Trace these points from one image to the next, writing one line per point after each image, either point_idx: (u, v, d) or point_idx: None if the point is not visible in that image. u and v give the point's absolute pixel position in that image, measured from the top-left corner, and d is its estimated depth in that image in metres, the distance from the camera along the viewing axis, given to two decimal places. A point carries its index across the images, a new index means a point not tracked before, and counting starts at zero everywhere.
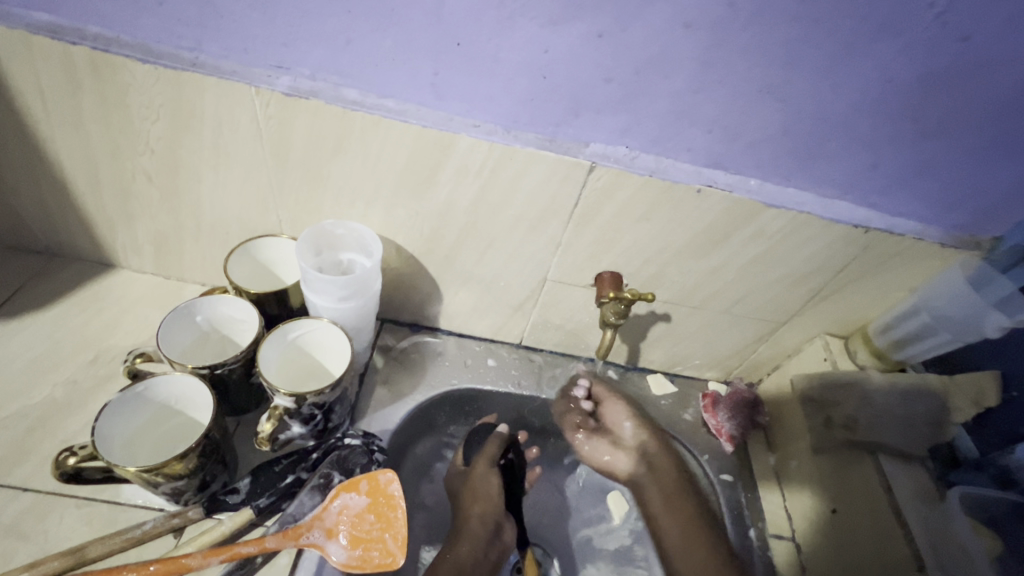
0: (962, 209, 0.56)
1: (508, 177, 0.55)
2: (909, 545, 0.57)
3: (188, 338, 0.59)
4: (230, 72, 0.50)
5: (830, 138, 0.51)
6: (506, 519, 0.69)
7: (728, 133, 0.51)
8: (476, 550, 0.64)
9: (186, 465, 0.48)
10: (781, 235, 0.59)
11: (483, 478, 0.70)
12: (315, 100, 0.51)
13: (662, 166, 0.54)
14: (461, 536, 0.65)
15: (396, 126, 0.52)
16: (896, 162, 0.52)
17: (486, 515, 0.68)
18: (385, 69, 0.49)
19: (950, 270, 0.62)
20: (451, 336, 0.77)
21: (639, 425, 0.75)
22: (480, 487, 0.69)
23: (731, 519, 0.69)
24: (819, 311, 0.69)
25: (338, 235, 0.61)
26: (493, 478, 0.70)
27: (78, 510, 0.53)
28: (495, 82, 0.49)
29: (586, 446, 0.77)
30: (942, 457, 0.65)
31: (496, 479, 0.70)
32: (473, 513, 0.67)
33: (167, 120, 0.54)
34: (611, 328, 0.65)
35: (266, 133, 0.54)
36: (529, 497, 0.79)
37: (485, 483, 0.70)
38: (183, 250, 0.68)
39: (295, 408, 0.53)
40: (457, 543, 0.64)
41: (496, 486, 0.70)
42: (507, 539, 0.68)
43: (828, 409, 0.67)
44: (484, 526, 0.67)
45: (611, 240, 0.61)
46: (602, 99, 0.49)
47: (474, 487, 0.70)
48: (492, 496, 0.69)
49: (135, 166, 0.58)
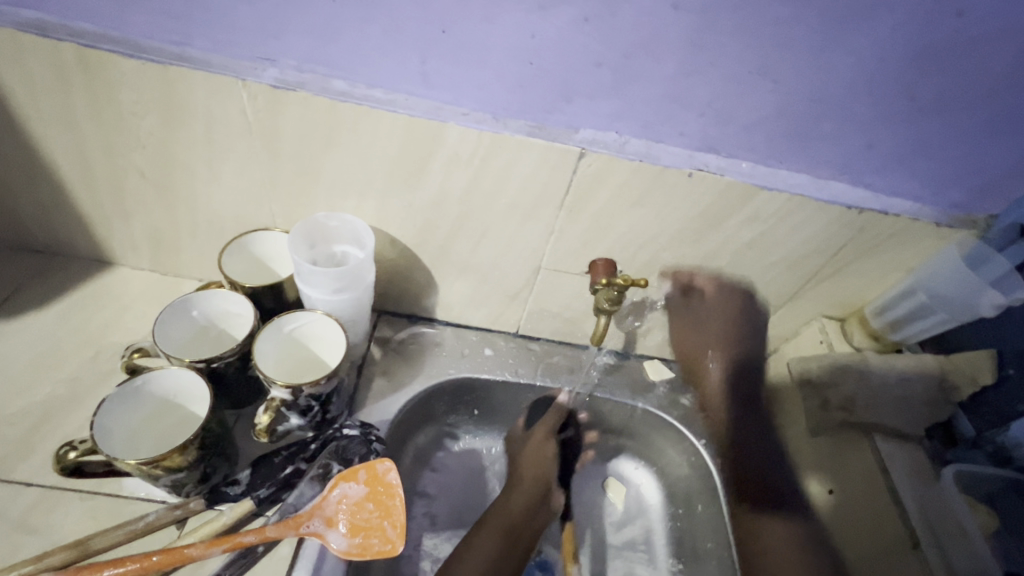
0: (959, 187, 0.56)
1: (500, 166, 0.55)
2: (903, 523, 0.58)
3: (185, 332, 0.60)
4: (218, 66, 0.50)
5: (824, 117, 0.50)
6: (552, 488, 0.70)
7: (720, 116, 0.51)
8: (520, 508, 0.65)
9: (186, 458, 0.49)
10: (775, 217, 0.59)
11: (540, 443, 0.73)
12: (303, 92, 0.50)
13: (653, 151, 0.54)
14: (515, 488, 0.67)
15: (387, 116, 0.52)
16: (891, 141, 0.52)
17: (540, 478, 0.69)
18: (373, 59, 0.49)
19: (946, 250, 0.61)
20: (448, 326, 0.77)
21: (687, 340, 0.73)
22: (535, 450, 0.72)
23: (727, 503, 0.66)
24: (816, 294, 0.69)
25: (331, 228, 0.61)
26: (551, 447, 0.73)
27: (82, 504, 0.54)
28: (484, 69, 0.49)
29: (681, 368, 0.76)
30: (940, 436, 0.66)
31: (553, 446, 0.73)
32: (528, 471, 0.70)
33: (157, 115, 0.53)
34: (605, 316, 0.64)
35: (256, 126, 0.53)
36: (575, 481, 0.77)
37: (540, 449, 0.73)
38: (179, 246, 0.68)
39: (292, 400, 0.54)
40: (508, 498, 0.66)
41: (551, 454, 0.73)
42: (553, 505, 0.69)
43: (825, 391, 0.66)
44: (536, 486, 0.68)
45: (604, 227, 0.61)
46: (592, 84, 0.49)
47: (532, 449, 0.72)
48: (547, 463, 0.71)
49: (128, 163, 0.58)
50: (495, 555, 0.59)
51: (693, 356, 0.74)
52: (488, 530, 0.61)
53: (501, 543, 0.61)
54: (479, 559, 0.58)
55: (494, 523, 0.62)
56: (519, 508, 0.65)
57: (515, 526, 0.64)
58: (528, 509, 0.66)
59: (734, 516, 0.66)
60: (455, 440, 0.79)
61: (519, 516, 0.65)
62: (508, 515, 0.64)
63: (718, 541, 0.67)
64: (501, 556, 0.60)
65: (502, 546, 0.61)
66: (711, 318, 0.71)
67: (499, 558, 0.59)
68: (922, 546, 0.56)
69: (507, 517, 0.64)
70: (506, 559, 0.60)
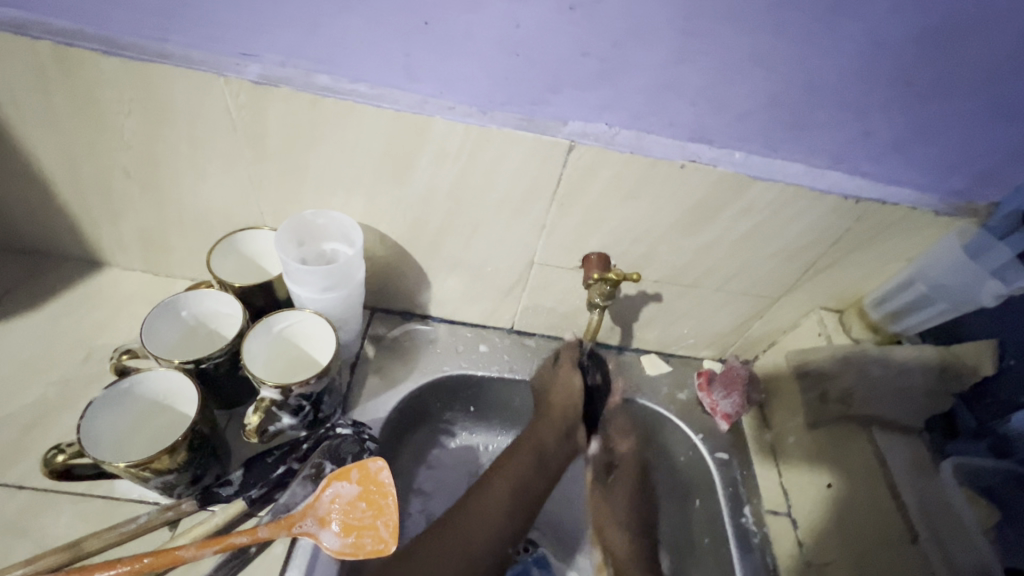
0: (959, 173, 0.55)
1: (489, 160, 0.54)
2: (903, 518, 0.56)
3: (174, 333, 0.59)
4: (199, 62, 0.49)
5: (819, 105, 0.49)
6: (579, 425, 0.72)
7: (711, 105, 0.50)
8: (548, 446, 0.71)
9: (175, 460, 0.49)
10: (770, 209, 0.58)
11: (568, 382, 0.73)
12: (287, 87, 0.49)
13: (645, 142, 0.53)
14: (543, 421, 0.71)
15: (372, 111, 0.51)
16: (887, 128, 0.51)
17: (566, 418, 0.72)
18: (356, 52, 0.48)
19: (946, 238, 0.60)
20: (443, 322, 0.77)
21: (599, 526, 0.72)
22: (562, 384, 0.72)
23: (726, 499, 0.67)
24: (814, 286, 0.67)
25: (320, 225, 0.60)
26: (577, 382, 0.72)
27: (75, 506, 0.54)
28: (469, 61, 0.48)
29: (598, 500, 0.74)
30: (940, 429, 0.65)
31: (578, 381, 0.72)
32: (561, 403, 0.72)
33: (139, 113, 0.53)
34: (598, 311, 0.64)
35: (241, 122, 0.53)
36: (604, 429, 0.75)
37: (567, 381, 0.72)
38: (169, 245, 0.68)
39: (282, 400, 0.54)
40: (536, 432, 0.70)
41: (578, 387, 0.72)
42: (578, 441, 0.73)
43: (824, 383, 0.65)
44: (563, 420, 0.71)
45: (597, 220, 0.60)
46: (580, 75, 0.48)
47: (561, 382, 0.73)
48: (573, 398, 0.72)
49: (113, 163, 0.58)
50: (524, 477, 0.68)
51: (603, 518, 0.73)
52: (520, 454, 0.69)
53: (528, 468, 0.69)
54: (508, 483, 0.67)
55: (524, 452, 0.70)
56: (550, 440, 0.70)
57: (544, 458, 0.70)
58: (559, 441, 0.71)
59: (733, 513, 0.66)
60: (452, 437, 0.78)
61: (546, 450, 0.70)
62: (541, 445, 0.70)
63: (714, 536, 0.67)
64: (529, 480, 0.69)
65: (532, 469, 0.69)
66: (622, 496, 0.74)
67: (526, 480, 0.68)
68: (921, 540, 0.54)
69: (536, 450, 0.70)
70: (533, 481, 0.69)
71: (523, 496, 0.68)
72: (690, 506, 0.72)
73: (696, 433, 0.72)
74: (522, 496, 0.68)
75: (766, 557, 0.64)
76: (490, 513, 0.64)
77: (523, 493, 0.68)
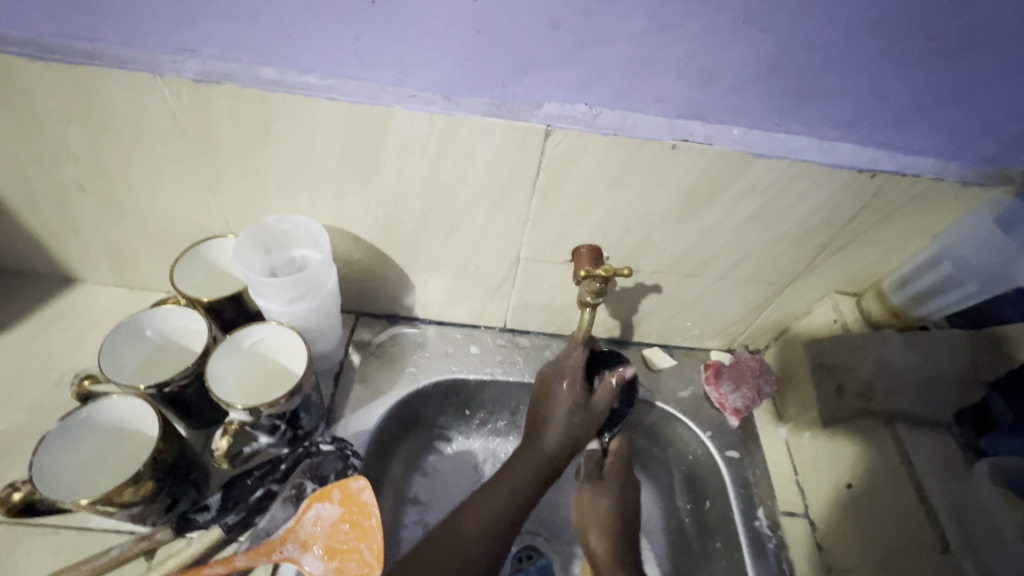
0: (989, 138, 0.48)
1: (459, 152, 0.49)
2: (932, 527, 0.52)
3: (140, 354, 0.56)
4: (132, 61, 0.44)
5: (828, 66, 0.43)
6: (594, 417, 0.61)
7: (703, 76, 0.44)
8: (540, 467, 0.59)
9: (137, 492, 0.46)
10: (775, 187, 0.52)
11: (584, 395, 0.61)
12: (230, 84, 0.45)
13: (629, 122, 0.47)
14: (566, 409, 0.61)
15: (324, 105, 0.46)
16: (906, 92, 0.45)
17: (572, 430, 0.60)
18: (299, 40, 0.43)
19: (975, 211, 0.54)
20: (431, 324, 0.73)
21: (598, 523, 0.60)
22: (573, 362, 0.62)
23: (738, 500, 0.63)
24: (828, 270, 0.62)
25: (284, 231, 0.56)
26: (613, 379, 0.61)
27: (47, 539, 0.52)
28: (426, 42, 0.43)
29: (587, 492, 0.62)
30: (970, 422, 0.59)
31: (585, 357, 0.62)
32: (578, 402, 0.61)
33: (80, 121, 0.49)
34: (590, 309, 0.58)
35: (189, 124, 0.49)
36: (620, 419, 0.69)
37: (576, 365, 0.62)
38: (137, 258, 0.65)
39: (253, 421, 0.50)
40: (528, 451, 0.60)
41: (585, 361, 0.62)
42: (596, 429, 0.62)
43: (840, 377, 0.61)
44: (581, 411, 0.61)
45: (584, 210, 0.55)
46: (551, 51, 0.43)
47: (574, 381, 0.61)
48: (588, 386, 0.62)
49: (64, 176, 0.54)
50: (511, 503, 0.57)
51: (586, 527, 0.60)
52: (502, 482, 0.58)
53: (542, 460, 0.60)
54: (488, 508, 0.56)
55: (511, 476, 0.58)
56: (548, 450, 0.59)
57: (536, 484, 0.58)
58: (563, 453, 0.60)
59: (747, 516, 0.62)
60: (448, 443, 0.74)
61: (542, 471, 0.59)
62: (542, 455, 0.59)
63: (726, 540, 0.63)
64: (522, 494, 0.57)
65: (523, 494, 0.57)
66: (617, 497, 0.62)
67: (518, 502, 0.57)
68: (952, 550, 0.50)
69: (542, 461, 0.59)
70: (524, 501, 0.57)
71: (509, 525, 0.56)
72: (701, 508, 0.67)
73: (704, 430, 0.68)
74: (509, 522, 0.56)
75: (781, 563, 0.59)
76: (469, 542, 0.53)
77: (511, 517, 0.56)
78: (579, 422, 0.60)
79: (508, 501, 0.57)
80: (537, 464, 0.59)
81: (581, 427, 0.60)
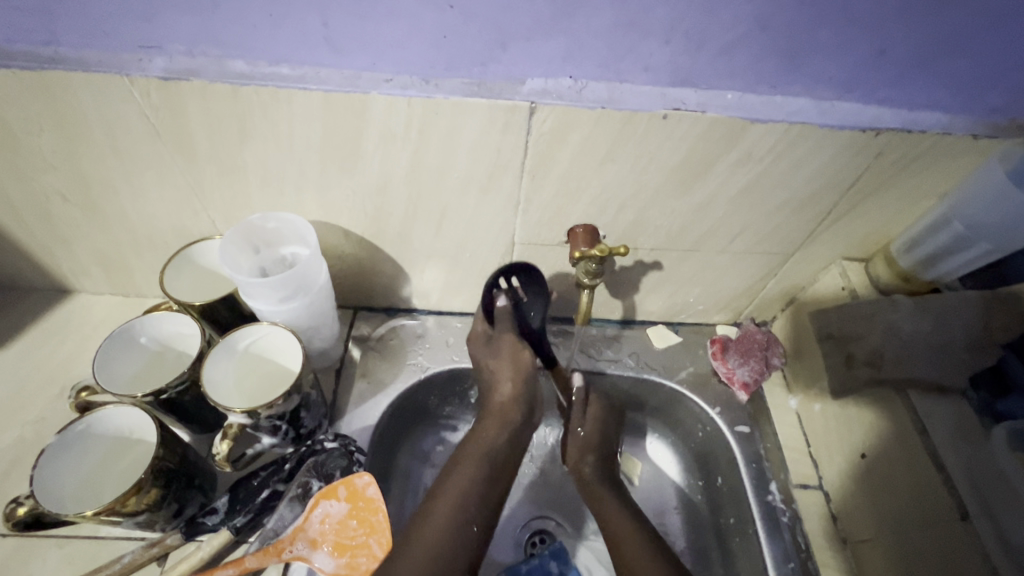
0: (999, 88, 0.46)
1: (441, 136, 0.48)
2: (950, 495, 0.50)
3: (136, 362, 0.56)
4: (98, 64, 0.43)
5: (824, 21, 0.40)
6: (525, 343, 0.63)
7: (690, 39, 0.42)
8: (503, 435, 0.59)
9: (141, 501, 0.45)
10: (773, 153, 0.50)
11: (499, 345, 0.63)
12: (198, 80, 0.43)
13: (617, 94, 0.45)
14: (499, 383, 0.62)
15: (298, 96, 0.44)
16: (906, 44, 0.42)
17: (513, 399, 0.61)
18: (265, 29, 0.41)
19: (985, 166, 0.51)
20: (430, 315, 0.72)
21: (579, 439, 0.64)
22: (479, 337, 0.64)
23: (750, 476, 0.62)
24: (833, 237, 0.60)
25: (271, 230, 0.55)
26: (503, 308, 0.63)
27: (60, 550, 0.52)
28: (397, 23, 0.41)
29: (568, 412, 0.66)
30: (986, 385, 0.57)
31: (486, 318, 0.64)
32: (505, 341, 0.63)
33: (52, 129, 0.48)
34: (588, 289, 0.58)
35: (163, 126, 0.47)
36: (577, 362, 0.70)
37: (487, 347, 0.64)
38: (130, 265, 0.64)
39: (253, 423, 0.50)
40: (484, 425, 0.60)
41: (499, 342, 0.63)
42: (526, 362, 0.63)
43: (849, 346, 0.59)
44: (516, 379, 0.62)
45: (575, 189, 0.53)
46: (529, 24, 0.41)
47: (492, 337, 0.64)
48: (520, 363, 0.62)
49: (45, 187, 0.53)
50: (472, 495, 0.54)
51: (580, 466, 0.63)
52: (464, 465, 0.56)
53: (498, 433, 0.59)
54: (441, 521, 0.52)
55: (469, 459, 0.57)
56: (503, 418, 0.60)
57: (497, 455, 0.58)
58: (522, 408, 0.61)
59: (759, 491, 0.61)
60: (455, 432, 0.73)
61: (507, 434, 0.60)
62: (503, 420, 0.60)
63: (739, 516, 0.62)
64: (480, 476, 0.56)
65: (484, 481, 0.55)
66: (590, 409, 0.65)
67: (480, 493, 0.54)
68: (972, 518, 0.49)
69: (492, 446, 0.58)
70: (490, 491, 0.55)
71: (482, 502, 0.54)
72: (712, 484, 0.66)
73: (711, 407, 0.67)
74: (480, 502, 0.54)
75: (796, 536, 0.58)
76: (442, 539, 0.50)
77: (478, 501, 0.54)
78: (515, 356, 0.62)
79: (465, 498, 0.53)
80: (499, 435, 0.59)
81: (524, 363, 0.62)
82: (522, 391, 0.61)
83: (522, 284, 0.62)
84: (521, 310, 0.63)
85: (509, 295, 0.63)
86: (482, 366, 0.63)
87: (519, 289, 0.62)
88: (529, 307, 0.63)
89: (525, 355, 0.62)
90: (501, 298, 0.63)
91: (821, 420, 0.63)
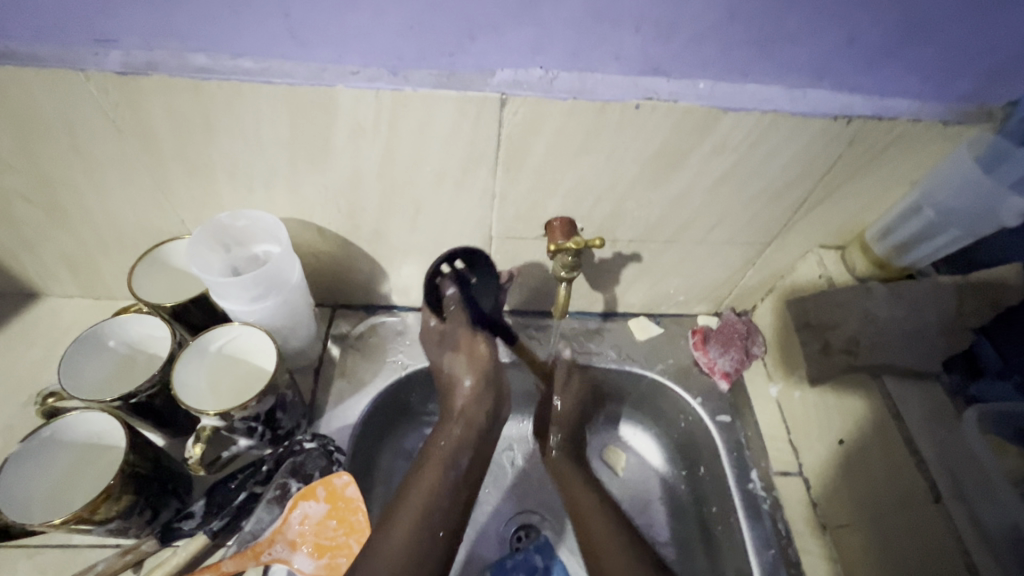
0: (966, 75, 0.46)
1: (411, 130, 0.47)
2: (923, 478, 0.51)
3: (105, 367, 0.55)
4: (50, 58, 0.41)
5: (791, 10, 0.40)
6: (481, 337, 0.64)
7: (660, 29, 0.41)
8: (470, 434, 0.60)
9: (112, 508, 0.44)
10: (747, 143, 0.49)
11: (451, 336, 0.63)
12: (158, 74, 0.42)
13: (589, 84, 0.45)
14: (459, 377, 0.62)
15: (262, 89, 0.43)
16: (874, 32, 0.42)
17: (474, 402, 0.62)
18: (225, 21, 0.40)
19: (956, 154, 0.51)
20: (411, 311, 0.71)
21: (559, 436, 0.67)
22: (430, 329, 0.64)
23: (731, 464, 0.62)
24: (809, 226, 0.60)
25: (241, 228, 0.54)
26: (451, 298, 0.61)
27: (31, 560, 0.51)
28: (361, 13, 0.40)
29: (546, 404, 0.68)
30: (961, 369, 0.59)
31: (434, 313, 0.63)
32: (458, 334, 0.63)
33: (7, 127, 0.46)
34: (565, 282, 0.57)
35: (124, 123, 0.46)
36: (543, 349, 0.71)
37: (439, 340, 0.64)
38: (99, 268, 0.63)
39: (227, 425, 0.49)
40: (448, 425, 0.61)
41: (452, 333, 0.63)
42: (483, 354, 0.63)
43: (826, 334, 0.60)
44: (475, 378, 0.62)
45: (551, 181, 0.53)
46: (496, 13, 0.40)
47: (444, 333, 0.64)
48: (478, 357, 0.62)
49: (5, 188, 0.52)
50: (437, 500, 0.55)
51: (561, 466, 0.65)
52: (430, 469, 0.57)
53: (464, 434, 0.60)
54: (406, 532, 0.52)
55: (434, 462, 0.57)
56: (469, 418, 0.61)
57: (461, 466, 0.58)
58: (484, 406, 0.62)
59: (740, 479, 0.61)
60: None
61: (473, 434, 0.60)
62: (467, 422, 0.61)
63: (722, 504, 0.62)
64: (446, 476, 0.56)
65: (450, 486, 0.56)
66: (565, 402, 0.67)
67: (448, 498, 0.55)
68: (944, 500, 0.49)
69: (457, 449, 0.59)
70: (457, 494, 0.56)
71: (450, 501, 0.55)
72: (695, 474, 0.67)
73: (693, 397, 0.67)
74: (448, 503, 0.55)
75: (777, 523, 0.59)
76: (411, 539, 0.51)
77: (444, 508, 0.55)
78: (471, 350, 0.63)
79: (430, 500, 0.54)
80: (465, 434, 0.60)
81: (481, 356, 0.63)
82: (485, 382, 0.62)
83: (466, 270, 0.59)
84: (473, 300, 0.62)
85: (454, 281, 0.60)
86: (437, 360, 0.64)
87: (464, 271, 0.59)
88: (478, 294, 0.61)
89: (481, 348, 0.63)
90: (449, 287, 0.60)
91: (800, 408, 0.64)
